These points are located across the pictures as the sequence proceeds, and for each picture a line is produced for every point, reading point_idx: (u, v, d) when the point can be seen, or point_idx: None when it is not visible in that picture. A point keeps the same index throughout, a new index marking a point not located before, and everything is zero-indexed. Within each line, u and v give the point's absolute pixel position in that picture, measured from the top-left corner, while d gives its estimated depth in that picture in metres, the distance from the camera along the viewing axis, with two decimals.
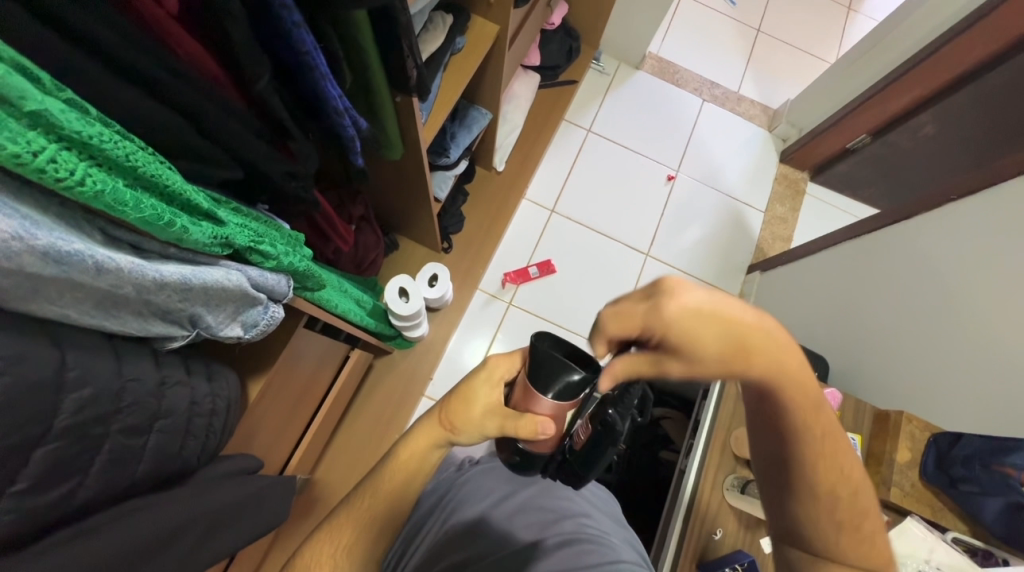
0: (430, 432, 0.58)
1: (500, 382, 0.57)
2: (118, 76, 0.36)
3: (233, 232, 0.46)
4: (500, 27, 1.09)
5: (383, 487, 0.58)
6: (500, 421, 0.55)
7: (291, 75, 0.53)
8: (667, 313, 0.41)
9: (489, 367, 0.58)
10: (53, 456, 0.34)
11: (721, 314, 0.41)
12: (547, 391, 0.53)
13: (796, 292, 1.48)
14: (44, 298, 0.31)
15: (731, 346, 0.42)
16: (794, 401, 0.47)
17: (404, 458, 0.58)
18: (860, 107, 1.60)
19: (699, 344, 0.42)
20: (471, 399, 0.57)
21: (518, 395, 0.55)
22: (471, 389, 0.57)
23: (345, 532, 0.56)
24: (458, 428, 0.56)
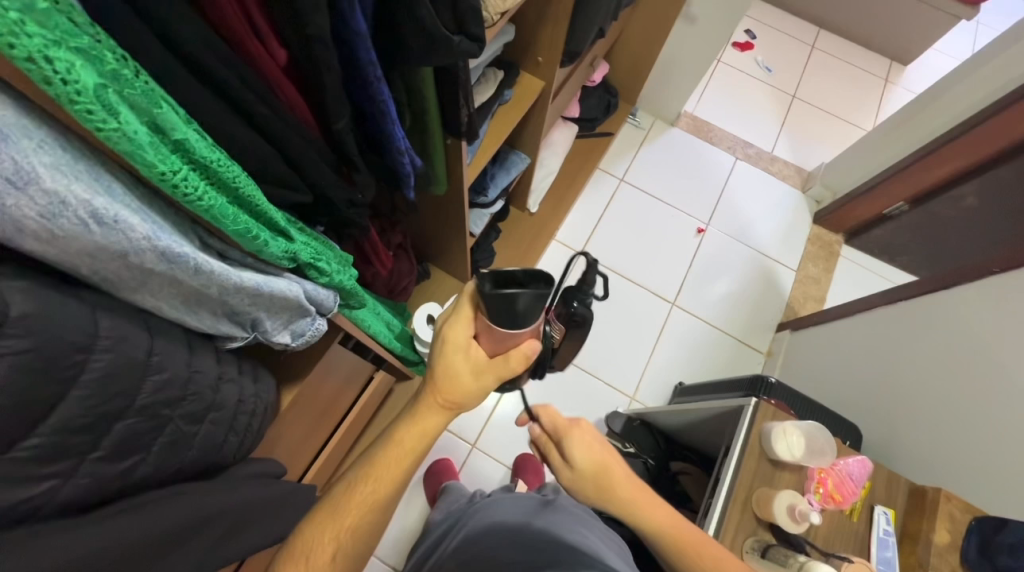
0: (433, 408, 0.58)
1: (465, 338, 0.56)
2: (230, 112, 0.43)
3: (300, 249, 0.52)
4: (546, 83, 1.19)
5: (386, 471, 0.57)
6: (495, 373, 0.56)
7: (364, 118, 0.60)
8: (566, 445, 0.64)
9: (449, 333, 0.56)
10: (128, 430, 0.39)
11: (595, 450, 0.64)
12: (524, 325, 0.53)
13: (829, 355, 1.44)
14: (150, 289, 0.37)
15: (597, 479, 0.64)
16: (658, 534, 0.64)
17: (404, 443, 0.58)
18: (896, 175, 1.61)
19: (578, 468, 0.64)
20: (454, 370, 0.56)
21: (490, 342, 0.55)
22: (450, 363, 0.56)
23: (344, 520, 0.56)
24: (460, 400, 0.57)
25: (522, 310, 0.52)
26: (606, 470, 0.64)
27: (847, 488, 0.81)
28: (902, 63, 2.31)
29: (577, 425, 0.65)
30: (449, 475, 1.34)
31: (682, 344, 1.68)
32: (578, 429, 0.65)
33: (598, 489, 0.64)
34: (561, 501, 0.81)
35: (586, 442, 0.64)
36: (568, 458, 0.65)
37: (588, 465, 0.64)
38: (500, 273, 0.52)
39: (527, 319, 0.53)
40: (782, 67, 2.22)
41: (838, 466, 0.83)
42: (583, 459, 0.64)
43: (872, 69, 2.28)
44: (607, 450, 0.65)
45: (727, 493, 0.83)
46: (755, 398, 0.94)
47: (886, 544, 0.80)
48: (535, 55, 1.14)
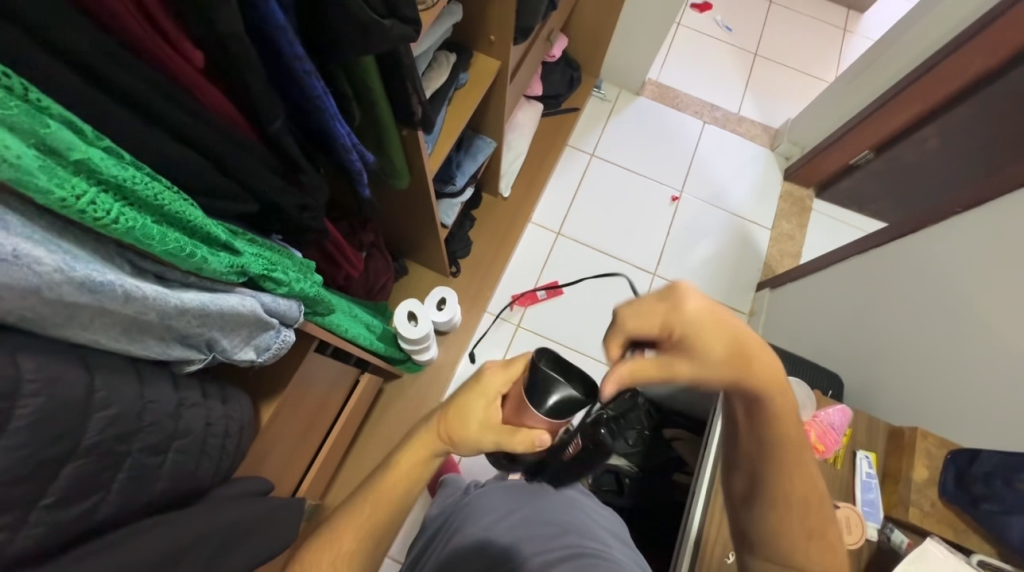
0: (429, 440, 0.63)
1: (494, 396, 0.59)
2: (147, 124, 0.40)
3: (248, 261, 0.49)
4: (502, 62, 1.15)
5: (386, 494, 0.62)
6: (496, 437, 0.57)
7: (303, 117, 0.57)
8: (682, 314, 0.49)
9: (486, 380, 0.59)
10: (78, 471, 0.37)
11: (717, 314, 0.50)
12: (550, 414, 0.53)
13: (807, 309, 1.47)
14: (78, 324, 0.34)
15: (731, 356, 0.51)
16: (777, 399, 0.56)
17: (404, 469, 0.63)
18: (860, 124, 1.62)
19: (707, 346, 0.50)
20: (466, 413, 0.59)
21: (512, 412, 0.56)
22: (467, 403, 0.59)
23: (343, 543, 0.60)
24: (455, 437, 0.60)
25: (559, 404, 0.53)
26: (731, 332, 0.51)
27: (829, 437, 0.83)
28: (859, 11, 2.31)
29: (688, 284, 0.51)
30: (448, 468, 1.34)
31: None
32: (682, 310, 0.50)
33: (732, 369, 0.52)
34: (552, 485, 0.80)
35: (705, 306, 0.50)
36: (681, 354, 0.50)
37: (712, 351, 0.50)
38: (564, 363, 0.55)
39: (557, 412, 0.53)
40: (742, 25, 2.20)
41: (819, 417, 0.85)
42: (705, 341, 0.50)
43: (831, 20, 2.28)
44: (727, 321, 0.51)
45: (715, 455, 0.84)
46: (737, 361, 0.95)
47: (870, 487, 0.82)
48: (487, 34, 1.10)
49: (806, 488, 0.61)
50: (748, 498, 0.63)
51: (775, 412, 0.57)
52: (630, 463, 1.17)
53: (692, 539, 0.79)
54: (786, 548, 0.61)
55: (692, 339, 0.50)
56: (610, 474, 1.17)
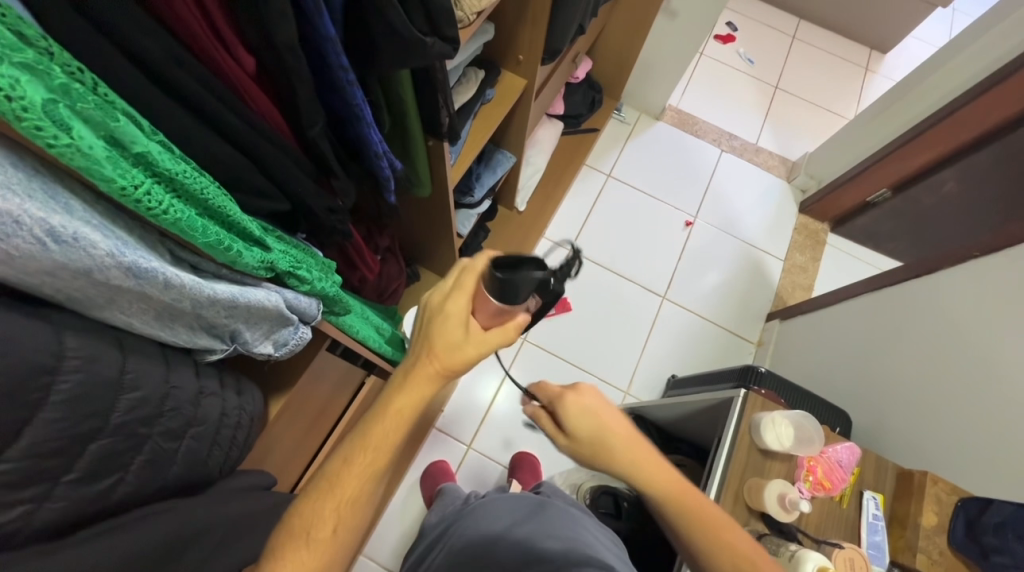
0: (427, 377, 0.55)
1: (466, 314, 0.55)
2: (197, 121, 0.42)
3: (277, 258, 0.51)
4: (528, 81, 1.18)
5: (381, 440, 0.55)
6: (491, 345, 0.56)
7: (340, 123, 0.59)
8: (566, 404, 0.66)
9: (451, 307, 0.55)
10: (103, 450, 0.38)
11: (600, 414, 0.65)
12: (518, 301, 0.53)
13: (818, 344, 1.45)
14: (118, 306, 0.36)
15: (597, 436, 0.64)
16: (666, 499, 0.63)
17: (397, 411, 0.55)
18: (878, 162, 1.63)
19: (582, 438, 0.65)
20: (455, 344, 0.55)
21: (489, 316, 0.55)
22: (447, 331, 0.55)
23: (343, 490, 0.54)
24: (453, 366, 0.55)
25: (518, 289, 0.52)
26: (605, 438, 0.64)
27: (836, 474, 0.82)
28: (882, 52, 2.33)
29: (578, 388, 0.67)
30: (445, 477, 1.34)
31: (674, 337, 1.69)
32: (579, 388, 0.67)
33: (600, 449, 0.64)
34: (552, 499, 0.82)
35: (589, 409, 0.65)
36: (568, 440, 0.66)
37: (586, 424, 0.65)
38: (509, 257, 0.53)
39: (525, 296, 0.53)
40: (764, 58, 2.23)
41: (827, 453, 0.85)
42: (582, 415, 0.65)
43: (853, 59, 2.31)
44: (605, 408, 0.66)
45: (719, 485, 0.83)
46: (745, 390, 0.94)
47: (876, 529, 0.81)
48: (516, 53, 1.13)
49: (738, 562, 0.60)
50: None
51: (671, 513, 0.63)
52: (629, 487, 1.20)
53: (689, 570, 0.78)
54: None
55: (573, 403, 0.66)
56: (608, 494, 1.18)
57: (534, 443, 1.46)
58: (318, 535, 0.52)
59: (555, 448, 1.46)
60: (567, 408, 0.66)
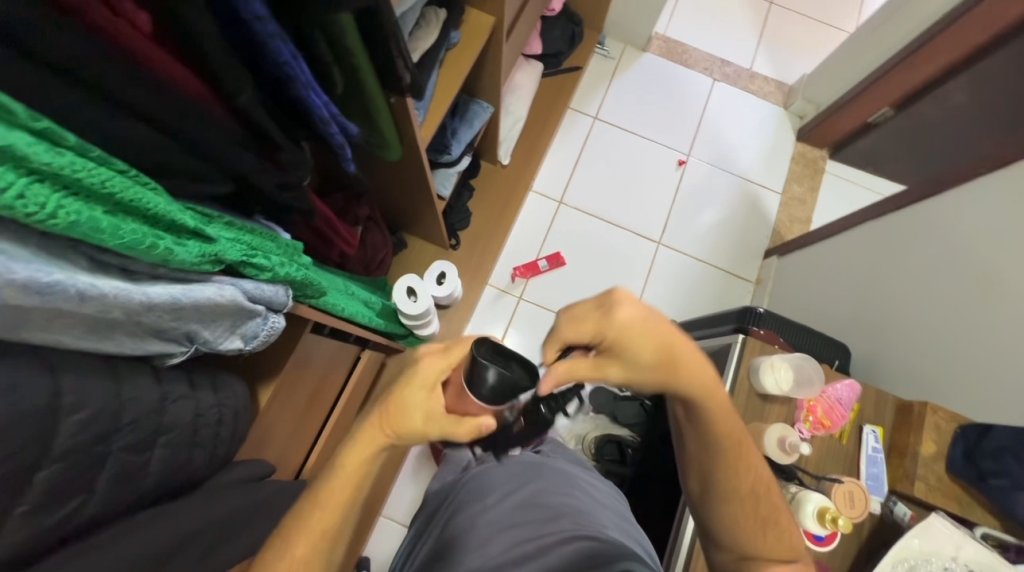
0: (373, 436, 0.53)
1: (436, 386, 0.51)
2: (90, 99, 0.36)
3: (223, 248, 0.46)
4: (497, 18, 1.06)
5: (330, 500, 0.54)
6: (442, 426, 0.50)
7: (275, 87, 0.52)
8: (614, 322, 0.54)
9: (423, 368, 0.52)
10: (54, 478, 0.35)
11: (648, 322, 0.55)
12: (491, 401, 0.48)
13: (817, 277, 1.43)
14: (31, 326, 0.32)
15: (659, 358, 0.56)
16: (714, 405, 0.61)
17: (348, 467, 0.54)
18: (881, 79, 1.52)
19: (638, 355, 0.56)
20: (405, 409, 0.51)
21: (455, 400, 0.50)
22: (403, 397, 0.51)
23: (296, 550, 0.53)
24: (400, 436, 0.52)
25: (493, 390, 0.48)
26: (657, 348, 0.56)
27: (836, 412, 0.82)
28: None
29: (621, 294, 0.56)
30: None
31: (670, 283, 1.66)
32: (617, 320, 0.54)
33: (657, 371, 0.57)
34: (552, 460, 0.79)
35: (638, 322, 0.55)
36: (621, 356, 0.55)
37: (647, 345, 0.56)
38: (498, 346, 0.49)
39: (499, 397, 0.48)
40: None
41: (827, 392, 0.83)
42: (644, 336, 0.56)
43: None
44: (661, 324, 0.57)
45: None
46: (743, 335, 0.92)
47: (875, 460, 0.82)
48: None
49: (764, 496, 0.66)
50: (704, 509, 0.68)
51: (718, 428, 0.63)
52: (632, 434, 1.24)
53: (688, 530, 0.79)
54: (750, 547, 0.65)
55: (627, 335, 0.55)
56: (613, 443, 1.21)
57: None
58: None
59: None
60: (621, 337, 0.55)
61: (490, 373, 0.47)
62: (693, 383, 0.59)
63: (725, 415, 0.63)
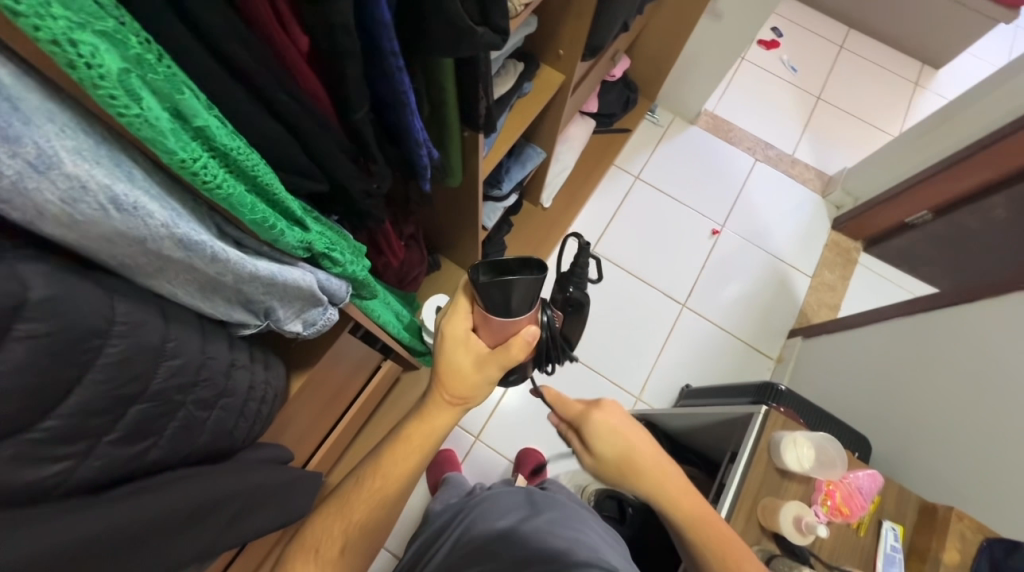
0: (443, 406, 0.64)
1: (468, 337, 0.62)
2: (249, 98, 0.43)
3: (315, 239, 0.51)
4: (566, 76, 1.17)
5: (395, 467, 0.63)
6: (498, 361, 0.61)
7: (383, 109, 0.59)
8: (593, 418, 0.68)
9: (448, 329, 0.62)
10: (141, 414, 0.39)
11: (620, 429, 0.67)
12: (518, 307, 0.59)
13: (842, 364, 1.41)
14: (165, 276, 0.37)
15: (622, 459, 0.66)
16: (684, 516, 0.64)
17: (416, 438, 0.63)
18: (921, 183, 1.56)
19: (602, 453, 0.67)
20: (457, 369, 0.62)
21: (490, 334, 0.61)
22: (452, 361, 0.62)
23: (353, 514, 0.61)
24: (469, 396, 0.63)
25: (517, 300, 0.58)
26: (624, 450, 0.66)
27: (855, 501, 0.80)
28: (934, 66, 2.23)
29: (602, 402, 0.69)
30: (452, 466, 1.35)
31: (691, 347, 1.67)
32: (606, 410, 0.68)
33: (625, 468, 0.66)
34: (560, 498, 0.80)
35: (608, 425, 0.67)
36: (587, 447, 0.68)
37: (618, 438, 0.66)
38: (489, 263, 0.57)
39: (522, 300, 0.58)
40: (809, 67, 2.15)
41: (848, 479, 0.82)
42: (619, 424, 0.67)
43: (903, 73, 2.21)
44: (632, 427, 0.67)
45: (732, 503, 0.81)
46: (765, 407, 0.92)
47: (893, 561, 0.79)
48: (555, 48, 1.12)
49: None
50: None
51: (704, 538, 0.62)
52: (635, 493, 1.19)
53: None
54: None
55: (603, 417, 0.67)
56: (613, 498, 1.17)
57: (540, 439, 1.46)
58: (326, 552, 0.58)
59: (563, 447, 1.45)
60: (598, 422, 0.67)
61: (495, 287, 0.56)
62: (658, 490, 0.65)
63: (699, 529, 0.63)
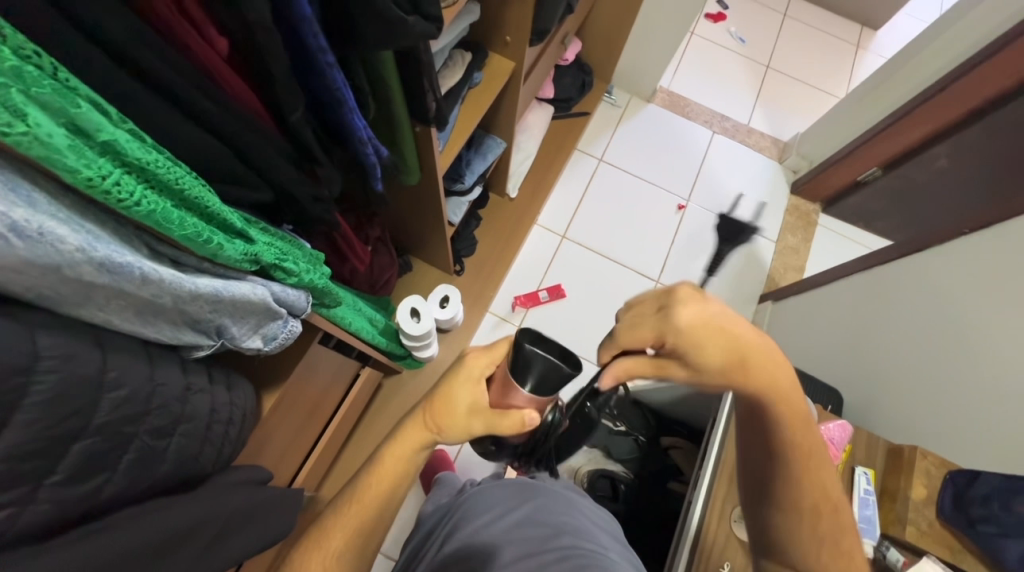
0: (419, 431, 0.59)
1: (481, 383, 0.57)
2: (167, 107, 0.40)
3: (262, 250, 0.50)
4: (517, 63, 1.15)
5: (371, 493, 0.60)
6: (486, 421, 0.56)
7: (322, 109, 0.57)
8: (681, 318, 0.52)
9: (467, 367, 0.58)
10: (85, 451, 0.37)
11: (717, 317, 0.53)
12: (539, 392, 0.55)
13: (810, 323, 1.47)
14: (93, 305, 0.35)
15: (726, 357, 0.53)
16: (782, 404, 0.58)
17: (390, 463, 0.60)
18: (869, 141, 1.62)
19: (699, 355, 0.53)
20: (450, 403, 0.57)
21: (500, 395, 0.55)
22: (453, 390, 0.57)
23: (331, 543, 0.58)
24: (444, 431, 0.58)
25: (540, 380, 0.54)
26: (728, 341, 0.53)
27: (828, 451, 0.83)
28: (873, 28, 2.31)
29: (686, 289, 0.54)
30: (443, 466, 1.34)
31: None
32: (691, 303, 0.53)
33: (728, 364, 0.54)
34: (547, 483, 0.80)
35: (706, 314, 0.53)
36: (691, 356, 0.53)
37: (711, 345, 0.53)
38: (536, 335, 0.55)
39: (541, 383, 0.54)
40: (756, 37, 2.20)
41: (820, 431, 0.85)
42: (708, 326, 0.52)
43: (845, 36, 2.28)
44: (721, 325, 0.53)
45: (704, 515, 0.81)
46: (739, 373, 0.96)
47: (867, 503, 0.82)
48: (502, 34, 1.10)
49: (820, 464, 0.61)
50: (779, 476, 0.62)
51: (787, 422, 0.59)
52: (625, 470, 1.22)
53: (690, 535, 0.81)
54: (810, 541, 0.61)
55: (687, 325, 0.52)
56: (605, 478, 1.18)
57: None
58: None
59: None
60: (686, 332, 0.52)
61: (536, 357, 0.53)
62: (762, 377, 0.55)
63: (793, 411, 0.59)
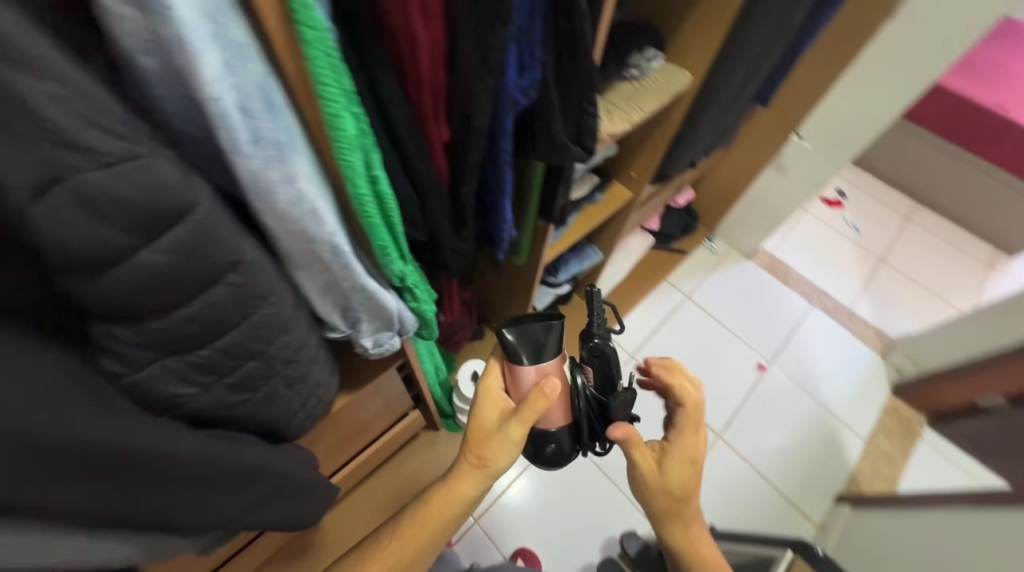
0: (469, 473, 0.72)
1: (498, 395, 0.72)
2: (398, 162, 0.58)
3: (409, 273, 0.64)
4: (633, 194, 1.32)
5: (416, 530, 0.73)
6: (520, 416, 0.66)
7: (484, 189, 0.75)
8: (680, 449, 0.69)
9: (484, 387, 0.73)
10: (250, 371, 0.49)
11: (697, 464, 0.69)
12: (534, 355, 0.69)
13: (892, 545, 1.26)
14: (309, 272, 0.49)
15: (679, 496, 0.70)
16: (689, 542, 0.74)
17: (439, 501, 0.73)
18: (991, 366, 1.50)
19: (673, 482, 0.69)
20: (485, 422, 0.71)
21: (514, 386, 0.70)
22: (482, 411, 0.72)
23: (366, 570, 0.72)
24: (488, 458, 0.70)
25: (542, 344, 0.69)
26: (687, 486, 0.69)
27: None
28: (1009, 254, 2.22)
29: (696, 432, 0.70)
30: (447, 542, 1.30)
31: (720, 483, 1.57)
32: (687, 447, 0.69)
33: (679, 498, 0.70)
34: None
35: (691, 462, 0.69)
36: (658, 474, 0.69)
37: (684, 481, 0.69)
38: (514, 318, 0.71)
39: (534, 346, 0.69)
40: (872, 230, 2.23)
41: None
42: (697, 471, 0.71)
43: (974, 254, 2.22)
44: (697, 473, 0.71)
45: None
46: (791, 558, 0.88)
47: None
48: (629, 169, 1.29)
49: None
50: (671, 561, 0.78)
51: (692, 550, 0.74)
52: None
53: None
54: None
55: (688, 458, 0.69)
56: None
57: (543, 539, 1.38)
58: None
59: (565, 555, 1.36)
60: (680, 457, 0.69)
61: (516, 337, 0.69)
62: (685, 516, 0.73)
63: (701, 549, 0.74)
